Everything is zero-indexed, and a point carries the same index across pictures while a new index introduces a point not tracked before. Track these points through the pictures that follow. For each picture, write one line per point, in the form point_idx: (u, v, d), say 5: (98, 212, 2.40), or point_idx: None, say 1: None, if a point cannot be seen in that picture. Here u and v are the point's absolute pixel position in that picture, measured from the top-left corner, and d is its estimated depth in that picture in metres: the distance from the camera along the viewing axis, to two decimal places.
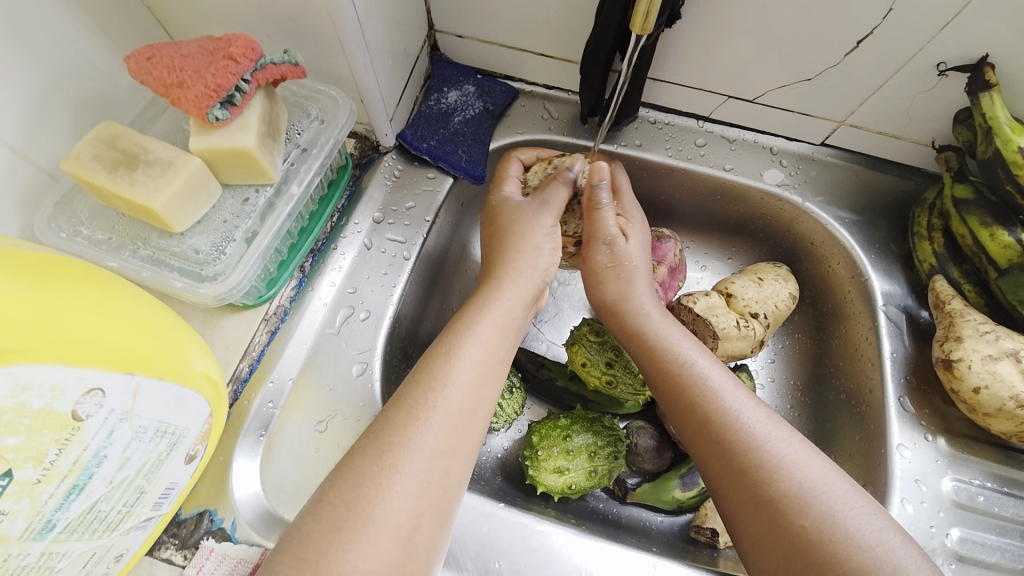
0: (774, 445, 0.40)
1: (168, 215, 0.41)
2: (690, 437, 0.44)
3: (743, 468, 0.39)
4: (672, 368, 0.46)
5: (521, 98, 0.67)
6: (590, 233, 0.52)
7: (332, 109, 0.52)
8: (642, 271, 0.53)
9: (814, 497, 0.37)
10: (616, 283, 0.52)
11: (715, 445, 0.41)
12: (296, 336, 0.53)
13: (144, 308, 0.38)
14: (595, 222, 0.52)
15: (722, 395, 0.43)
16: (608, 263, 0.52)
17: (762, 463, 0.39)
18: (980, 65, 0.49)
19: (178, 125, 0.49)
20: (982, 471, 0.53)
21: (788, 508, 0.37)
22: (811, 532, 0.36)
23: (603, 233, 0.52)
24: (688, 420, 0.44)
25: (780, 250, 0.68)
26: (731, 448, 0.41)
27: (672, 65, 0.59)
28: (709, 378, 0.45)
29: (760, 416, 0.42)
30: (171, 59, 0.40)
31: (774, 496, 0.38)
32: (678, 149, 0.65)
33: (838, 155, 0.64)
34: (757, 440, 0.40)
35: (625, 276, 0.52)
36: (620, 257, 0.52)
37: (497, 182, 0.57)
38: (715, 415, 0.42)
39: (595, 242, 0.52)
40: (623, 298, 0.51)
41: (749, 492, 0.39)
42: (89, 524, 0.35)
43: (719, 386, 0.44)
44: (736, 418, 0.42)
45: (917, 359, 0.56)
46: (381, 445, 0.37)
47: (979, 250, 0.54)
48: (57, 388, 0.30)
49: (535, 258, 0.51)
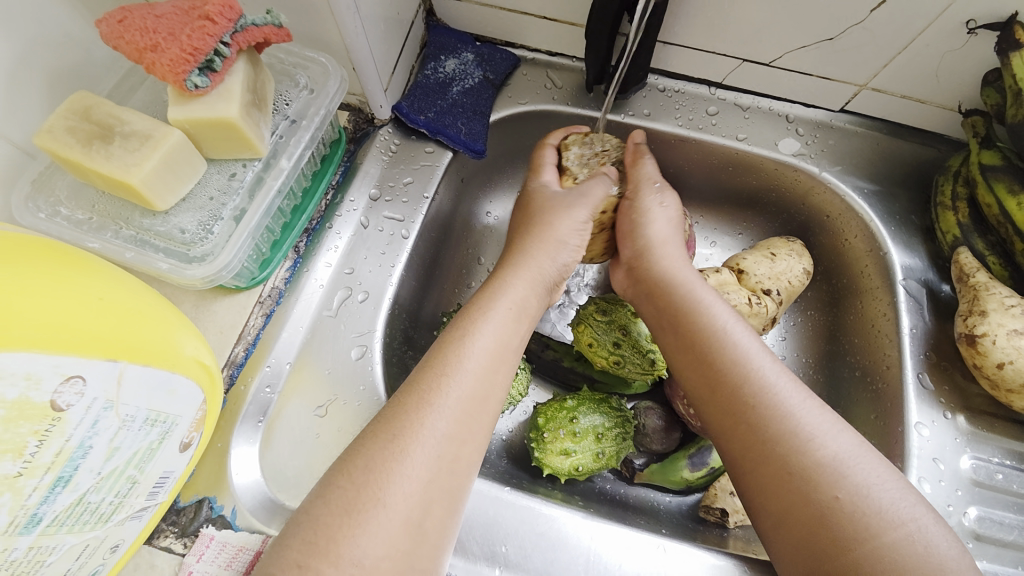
0: (807, 416, 0.38)
1: (148, 191, 0.38)
2: (715, 403, 0.42)
3: (774, 437, 0.38)
4: (703, 332, 0.44)
5: (522, 66, 0.63)
6: (642, 178, 0.52)
7: (322, 77, 0.49)
8: (675, 239, 0.51)
9: (848, 469, 0.36)
10: (663, 228, 0.51)
11: (746, 412, 0.39)
12: (293, 318, 0.51)
13: (129, 292, 0.36)
14: (641, 168, 0.53)
15: (756, 361, 0.41)
16: (659, 205, 0.51)
17: (797, 431, 0.37)
18: (1010, 23, 0.46)
19: (158, 96, 0.46)
20: (1000, 449, 0.51)
21: (821, 479, 0.35)
22: (845, 504, 0.34)
23: (652, 175, 0.52)
24: (715, 387, 0.42)
25: (794, 224, 0.66)
26: (762, 415, 0.39)
27: (684, 26, 0.55)
28: (744, 344, 0.43)
29: (794, 386, 0.40)
30: (145, 21, 0.37)
31: (807, 467, 0.36)
32: (688, 118, 0.62)
33: (857, 122, 0.61)
34: (789, 409, 0.39)
35: (672, 221, 0.51)
36: (668, 202, 0.52)
37: (535, 170, 0.54)
38: (749, 382, 0.40)
39: (645, 185, 0.51)
40: (667, 244, 0.50)
41: (778, 462, 0.37)
42: (78, 516, 0.33)
43: (755, 351, 0.42)
44: (770, 386, 0.40)
45: (937, 335, 0.54)
46: (389, 429, 0.35)
47: (1006, 220, 0.51)
48: (33, 377, 0.29)
49: (558, 251, 0.49)
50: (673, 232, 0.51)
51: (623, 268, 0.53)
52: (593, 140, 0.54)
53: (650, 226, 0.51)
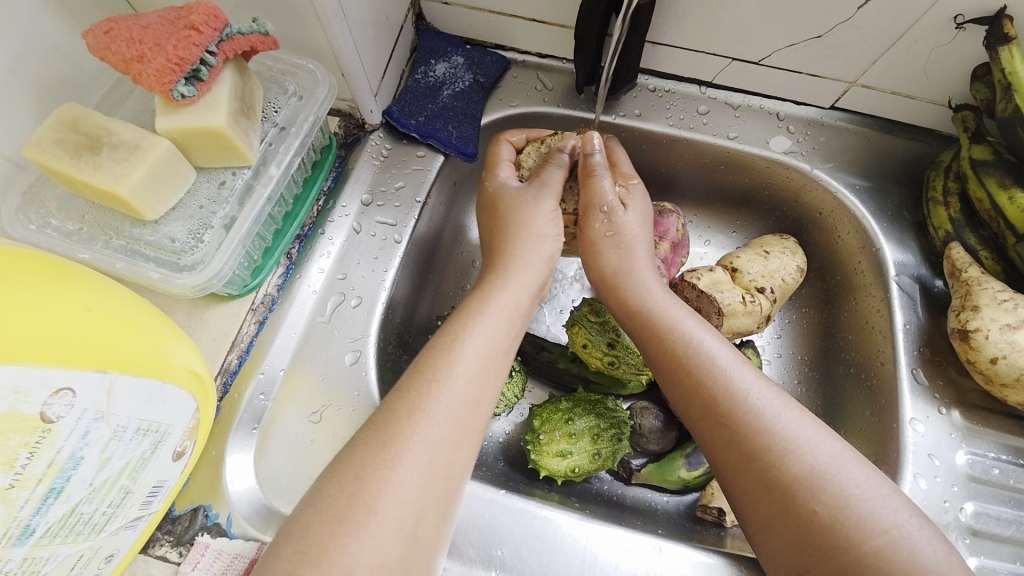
0: (785, 426, 0.38)
1: (137, 202, 0.39)
2: (694, 418, 0.42)
3: (751, 452, 0.38)
4: (674, 348, 0.43)
5: (513, 68, 0.63)
6: (590, 202, 0.49)
7: (311, 84, 0.49)
8: (636, 258, 0.49)
9: (825, 480, 0.35)
10: (616, 254, 0.49)
11: (722, 428, 0.39)
12: (286, 324, 0.51)
13: (120, 303, 0.36)
14: (592, 189, 0.49)
15: (728, 375, 0.41)
16: (607, 233, 0.49)
17: (773, 445, 0.37)
18: (999, 17, 0.46)
19: (147, 105, 0.46)
20: (996, 444, 0.51)
21: (799, 492, 0.35)
22: (822, 516, 0.34)
23: (602, 198, 0.49)
24: (691, 403, 0.41)
25: (787, 222, 0.66)
26: (738, 431, 0.38)
27: (673, 26, 0.55)
28: (716, 357, 0.42)
29: (770, 396, 0.40)
30: (130, 32, 0.37)
31: (785, 481, 0.36)
32: (679, 117, 0.62)
33: (848, 119, 0.61)
34: (764, 422, 0.38)
35: (627, 244, 0.49)
36: (621, 224, 0.49)
37: (490, 167, 0.54)
38: (723, 397, 0.40)
39: (592, 211, 0.49)
40: (624, 271, 0.48)
41: (757, 476, 0.37)
42: (72, 527, 0.33)
43: (726, 365, 0.41)
44: (745, 399, 0.39)
45: (930, 330, 0.54)
46: (381, 436, 0.35)
47: (998, 214, 0.51)
48: (22, 389, 0.29)
49: (540, 245, 0.49)
50: (634, 254, 0.49)
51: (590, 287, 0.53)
52: (548, 145, 0.54)
53: (602, 257, 0.49)
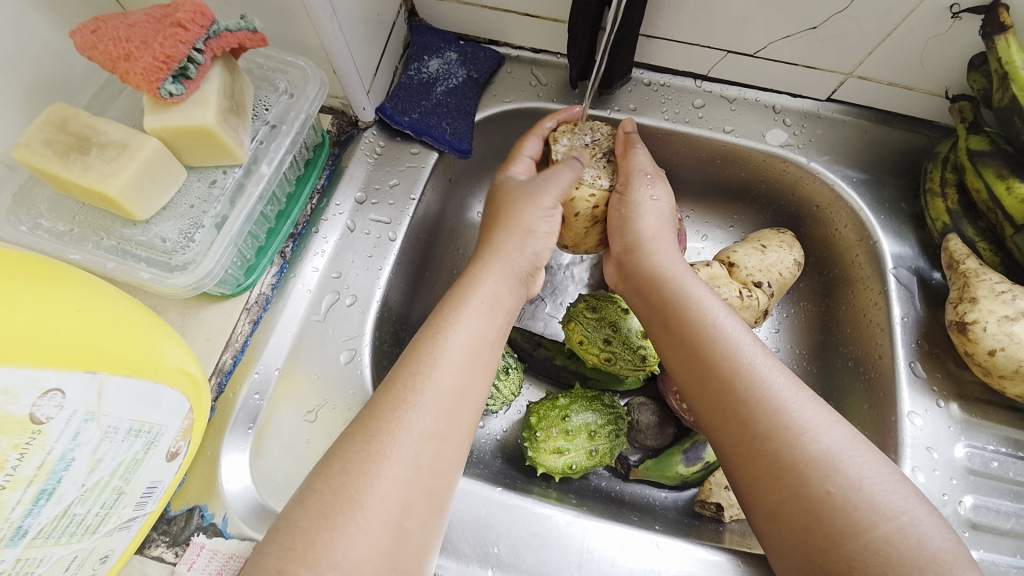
0: (799, 409, 0.38)
1: (126, 202, 0.38)
2: (706, 399, 0.41)
3: (765, 433, 0.37)
4: (694, 326, 0.44)
5: (507, 64, 0.63)
6: (633, 169, 0.51)
7: (301, 81, 0.49)
8: (665, 233, 0.51)
9: (839, 463, 0.35)
10: (650, 220, 0.50)
11: (737, 407, 0.39)
12: (280, 324, 0.51)
13: (110, 303, 0.36)
14: (633, 160, 0.51)
15: (746, 355, 0.41)
16: (651, 197, 0.50)
17: (789, 425, 0.37)
18: (995, 6, 0.45)
19: (137, 105, 0.46)
20: (994, 436, 0.51)
21: (813, 472, 0.35)
22: (836, 498, 0.34)
23: (643, 166, 0.51)
24: (706, 381, 0.41)
25: (784, 215, 0.66)
26: (753, 410, 0.38)
27: (666, 19, 0.55)
28: (734, 338, 0.42)
29: (785, 378, 0.40)
30: (116, 30, 0.37)
31: (798, 461, 0.36)
32: (674, 111, 0.61)
33: (845, 110, 0.60)
34: (780, 402, 0.38)
35: (663, 214, 0.51)
36: (659, 193, 0.51)
37: (508, 162, 0.54)
38: (740, 376, 0.40)
39: (638, 176, 0.50)
40: (657, 238, 0.50)
41: (769, 457, 0.37)
42: (64, 528, 0.33)
43: (745, 345, 0.42)
44: (761, 380, 0.40)
45: (928, 323, 0.54)
46: (368, 431, 0.35)
47: (995, 206, 0.51)
48: (10, 391, 0.28)
49: (526, 239, 0.49)
50: (664, 226, 0.51)
51: (613, 263, 0.53)
52: (582, 130, 0.54)
53: (641, 220, 0.50)
